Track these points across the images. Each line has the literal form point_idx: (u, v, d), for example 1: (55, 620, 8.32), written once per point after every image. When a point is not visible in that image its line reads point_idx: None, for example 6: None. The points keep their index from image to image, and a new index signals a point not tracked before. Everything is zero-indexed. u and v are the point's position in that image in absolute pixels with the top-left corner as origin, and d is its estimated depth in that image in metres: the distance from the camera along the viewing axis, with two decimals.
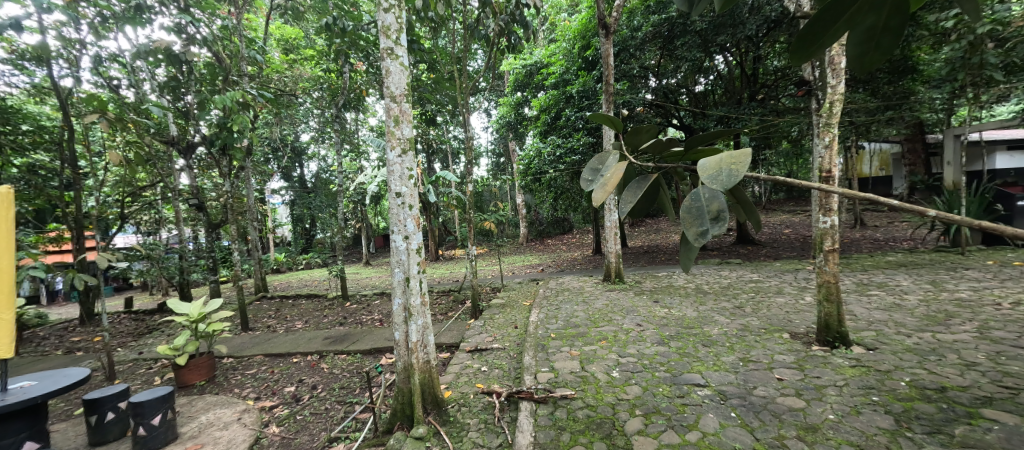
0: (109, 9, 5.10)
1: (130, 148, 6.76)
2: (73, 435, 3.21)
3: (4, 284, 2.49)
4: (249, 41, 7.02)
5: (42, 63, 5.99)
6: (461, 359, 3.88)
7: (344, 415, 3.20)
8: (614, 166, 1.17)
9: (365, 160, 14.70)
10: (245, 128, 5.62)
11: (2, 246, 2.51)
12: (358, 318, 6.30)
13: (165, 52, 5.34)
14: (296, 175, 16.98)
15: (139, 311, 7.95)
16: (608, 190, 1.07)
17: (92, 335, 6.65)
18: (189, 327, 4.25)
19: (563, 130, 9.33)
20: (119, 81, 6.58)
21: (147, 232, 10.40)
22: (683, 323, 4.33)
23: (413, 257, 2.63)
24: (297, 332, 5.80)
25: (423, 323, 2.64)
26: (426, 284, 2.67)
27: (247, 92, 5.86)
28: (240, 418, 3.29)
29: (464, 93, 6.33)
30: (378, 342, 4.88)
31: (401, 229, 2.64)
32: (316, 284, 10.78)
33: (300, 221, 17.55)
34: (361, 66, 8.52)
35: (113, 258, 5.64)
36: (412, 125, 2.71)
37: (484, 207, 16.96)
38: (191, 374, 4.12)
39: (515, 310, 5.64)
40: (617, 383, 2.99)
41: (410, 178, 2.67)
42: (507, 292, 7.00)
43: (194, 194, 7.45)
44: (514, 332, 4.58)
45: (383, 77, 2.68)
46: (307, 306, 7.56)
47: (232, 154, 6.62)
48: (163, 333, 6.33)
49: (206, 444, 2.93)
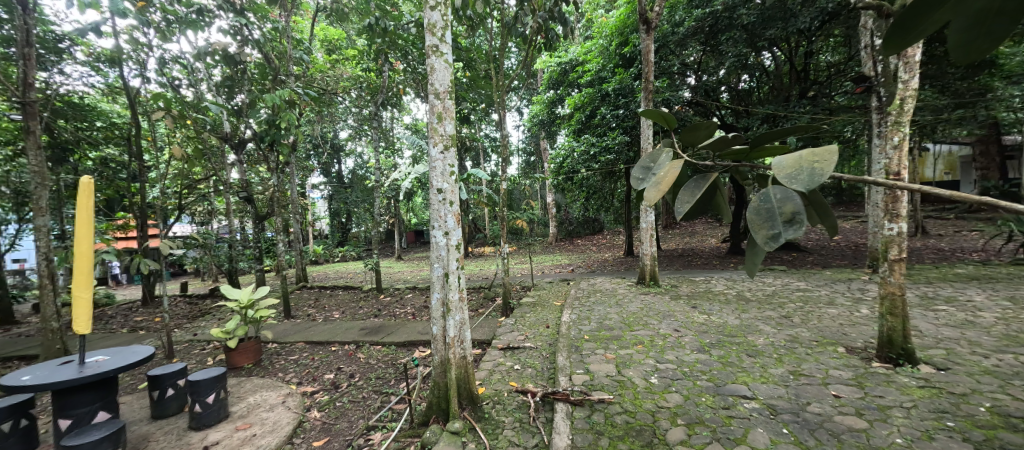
0: (174, 14, 5.50)
1: (190, 143, 7.28)
2: (138, 408, 3.48)
3: (82, 265, 2.72)
4: (296, 43, 7.42)
5: (115, 65, 6.51)
6: (493, 356, 3.89)
7: (380, 405, 3.31)
8: (668, 165, 1.14)
9: (399, 158, 15.05)
10: (292, 125, 5.91)
11: (82, 230, 2.73)
12: (392, 311, 6.47)
13: (223, 54, 5.75)
14: (334, 170, 17.76)
15: (193, 295, 8.56)
16: (662, 190, 1.04)
17: (152, 316, 7.21)
18: (239, 313, 4.51)
19: (598, 129, 9.21)
20: (180, 81, 7.04)
21: (201, 221, 11.13)
22: (724, 330, 4.14)
23: (453, 252, 2.66)
24: (335, 322, 6.04)
25: (460, 319, 2.67)
26: (464, 280, 2.69)
27: (294, 91, 6.14)
28: (285, 402, 3.45)
29: (500, 92, 6.36)
30: (411, 335, 4.99)
31: (441, 224, 2.67)
32: (352, 276, 11.23)
33: (337, 215, 18.26)
34: (399, 65, 8.72)
35: (172, 245, 6.08)
36: (454, 122, 2.73)
37: (514, 205, 17.08)
38: (240, 357, 4.37)
39: (546, 309, 5.59)
40: (656, 390, 2.90)
41: (451, 174, 2.69)
42: (538, 291, 6.96)
43: (243, 188, 7.90)
44: (545, 332, 4.54)
45: (428, 74, 2.72)
46: (343, 297, 7.88)
47: (279, 149, 6.95)
48: (214, 317, 6.76)
49: (255, 424, 3.09)
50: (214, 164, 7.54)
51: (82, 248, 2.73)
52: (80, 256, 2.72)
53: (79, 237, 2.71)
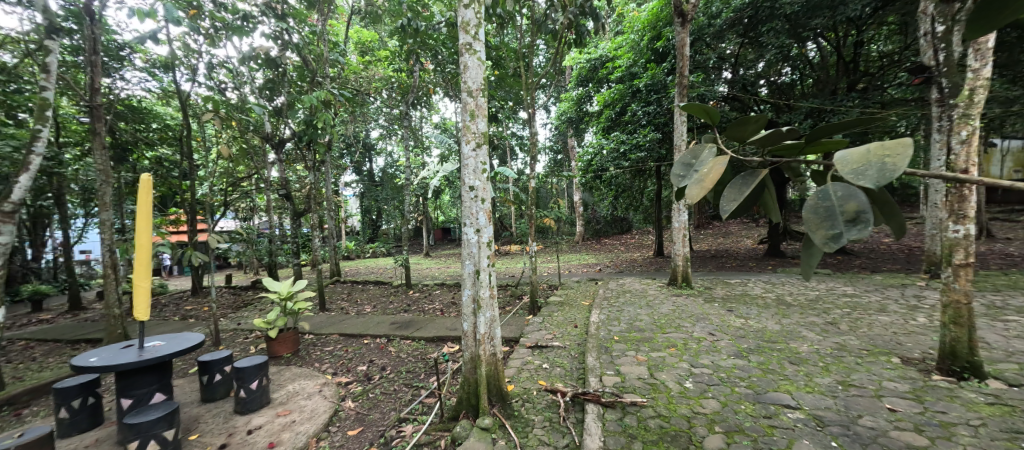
0: (222, 21, 5.82)
1: (235, 143, 7.70)
2: (190, 391, 3.72)
3: (142, 257, 2.93)
4: (332, 45, 7.69)
5: (169, 70, 6.96)
6: (522, 354, 3.89)
7: (411, 398, 3.39)
8: (711, 161, 1.08)
9: (428, 156, 15.30)
10: (328, 124, 6.12)
11: (141, 224, 2.94)
12: (421, 307, 6.60)
13: (266, 57, 6.02)
14: (365, 169, 18.30)
15: (236, 287, 9.06)
16: (706, 187, 1.00)
17: (200, 305, 7.68)
18: (279, 304, 4.73)
19: (628, 126, 9.01)
20: (226, 84, 7.45)
21: (243, 217, 11.75)
22: (763, 335, 3.95)
23: (484, 249, 2.68)
24: (367, 316, 6.23)
25: (491, 316, 2.68)
26: (495, 277, 2.70)
27: (330, 92, 6.37)
28: (321, 391, 3.59)
29: (529, 90, 6.32)
30: (440, 331, 5.07)
31: (473, 222, 2.69)
32: (382, 272, 11.52)
33: (368, 212, 18.80)
34: (429, 65, 8.86)
35: (219, 239, 6.46)
36: (486, 120, 2.74)
37: (541, 204, 17.01)
38: (279, 347, 4.58)
39: (574, 309, 5.52)
40: (691, 395, 2.81)
41: (483, 171, 2.70)
42: (565, 290, 6.90)
43: (282, 186, 8.27)
44: (573, 331, 4.49)
45: (461, 72, 2.74)
46: (374, 292, 8.11)
47: (316, 148, 7.22)
48: (256, 308, 7.12)
49: (294, 411, 3.23)
50: (257, 163, 7.93)
51: (142, 240, 2.94)
52: (140, 248, 2.93)
53: (139, 231, 2.92)
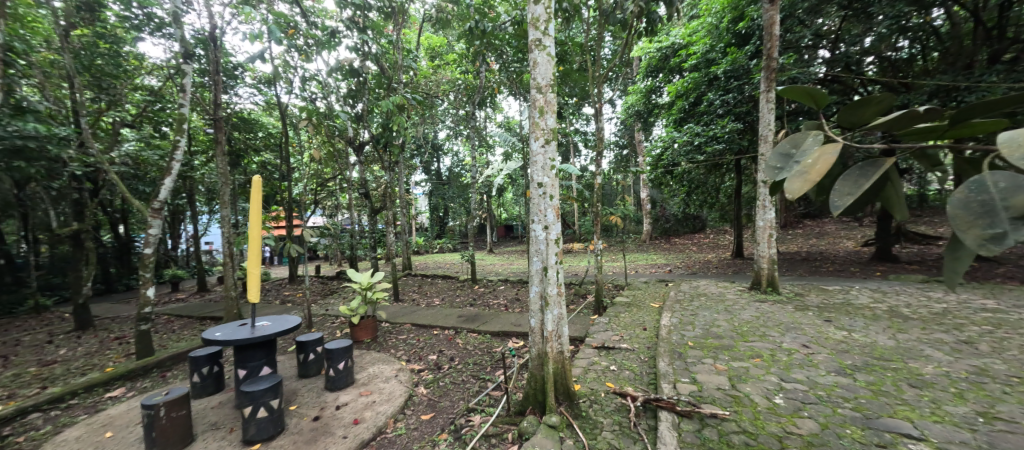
0: (314, 37, 6.48)
1: (323, 147, 8.55)
2: (289, 367, 4.22)
3: (254, 248, 3.36)
4: (405, 52, 8.16)
5: (271, 85, 7.92)
6: (588, 354, 3.82)
7: (479, 389, 3.50)
8: (817, 150, 0.96)
9: (492, 155, 15.63)
10: (403, 127, 6.53)
11: (253, 219, 3.38)
12: (486, 302, 6.78)
13: (349, 68, 6.58)
14: (434, 168, 19.23)
15: (324, 277, 10.07)
16: (810, 179, 0.88)
17: (295, 292, 8.66)
18: (361, 294, 5.17)
19: (704, 117, 8.36)
20: (316, 95, 8.29)
21: (329, 214, 13.02)
22: (871, 351, 3.44)
23: (552, 247, 2.66)
24: (436, 308, 6.55)
25: (558, 314, 2.66)
26: (562, 275, 2.67)
27: (404, 96, 6.77)
28: (397, 375, 3.86)
29: (595, 84, 6.14)
30: (505, 326, 5.16)
31: (541, 219, 2.69)
32: (449, 266, 12.04)
33: (436, 210, 19.76)
34: (495, 65, 9.01)
35: (311, 233, 7.23)
36: (556, 115, 2.72)
37: (605, 201, 16.51)
38: (361, 332, 5.01)
39: (643, 311, 5.28)
40: (781, 412, 2.54)
41: (551, 168, 2.69)
42: (632, 291, 6.62)
43: (361, 186, 9.00)
44: (642, 334, 4.30)
45: (531, 69, 2.75)
46: (442, 286, 8.50)
47: (391, 150, 7.74)
48: (340, 296, 7.85)
49: (375, 392, 3.51)
50: (341, 165, 8.74)
51: (254, 234, 3.38)
52: (253, 241, 3.37)
53: (252, 226, 3.35)
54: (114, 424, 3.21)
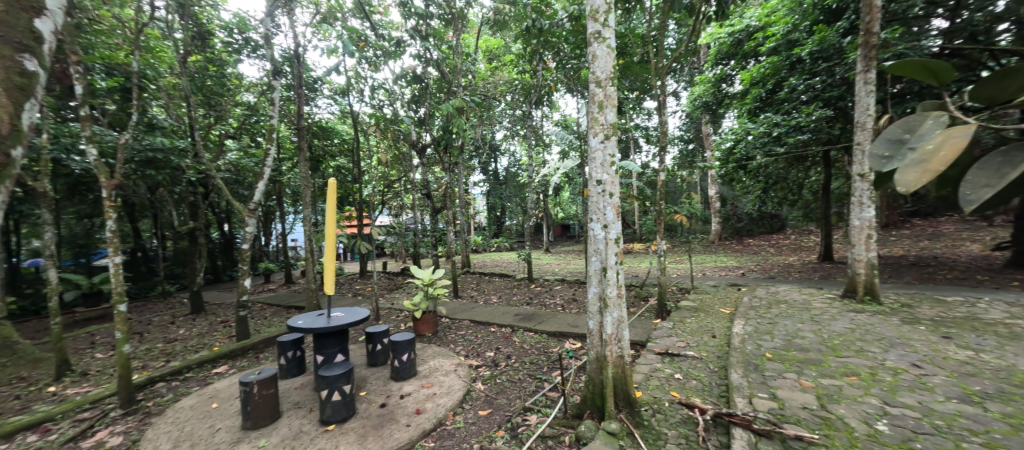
0: (382, 48, 6.92)
1: (390, 151, 9.10)
2: (360, 355, 4.54)
3: (330, 245, 3.66)
4: (464, 56, 8.41)
5: (345, 95, 8.60)
6: (650, 360, 3.63)
7: (535, 389, 3.48)
8: (938, 135, 0.78)
9: (549, 154, 15.55)
10: (462, 129, 6.72)
11: (330, 218, 3.68)
12: (542, 301, 6.75)
13: (413, 75, 6.92)
14: (491, 169, 19.62)
15: (390, 272, 10.72)
16: (930, 167, 0.72)
17: (365, 286, 9.33)
18: (423, 289, 5.42)
19: (784, 105, 7.56)
20: (384, 102, 8.85)
21: (395, 214, 13.84)
22: (1009, 377, 2.84)
23: (611, 246, 2.55)
24: (494, 305, 6.66)
25: (618, 316, 2.55)
26: (623, 276, 2.56)
27: (464, 99, 6.97)
28: (456, 370, 3.97)
29: (658, 75, 5.82)
30: (562, 326, 5.09)
31: (600, 217, 2.60)
32: (506, 265, 12.20)
33: (493, 209, 20.14)
34: (551, 63, 8.93)
35: (379, 231, 7.73)
36: (616, 109, 2.61)
37: (669, 199, 15.63)
38: (423, 326, 5.24)
39: (711, 317, 4.91)
40: (885, 441, 2.19)
41: (611, 164, 2.59)
42: (699, 295, 6.19)
43: (423, 187, 9.44)
44: (711, 342, 3.99)
45: (589, 63, 2.68)
46: (499, 284, 8.62)
47: (451, 151, 8.01)
48: (405, 291, 8.29)
49: (435, 384, 3.65)
50: (406, 167, 9.24)
51: (330, 231, 3.68)
52: (329, 238, 3.67)
53: (328, 224, 3.65)
54: (218, 396, 3.69)
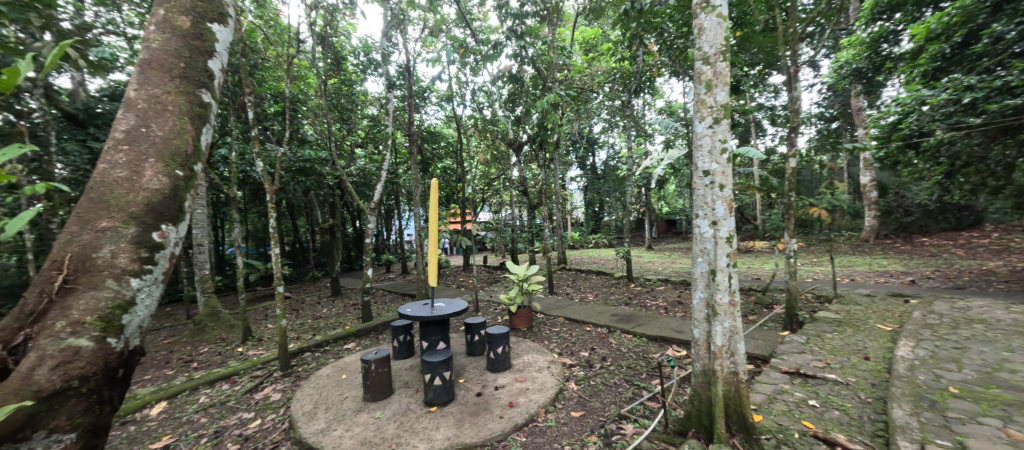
0: (480, 53, 7.23)
1: (489, 150, 9.54)
2: (461, 344, 4.84)
3: (433, 240, 3.95)
4: (560, 50, 8.30)
5: (449, 100, 9.25)
6: (774, 379, 3.11)
7: (632, 397, 3.29)
8: None
9: (651, 144, 14.52)
10: (557, 124, 6.65)
11: (432, 215, 3.95)
12: (643, 302, 6.34)
13: (509, 74, 7.10)
14: (589, 163, 19.18)
15: (490, 266, 11.27)
16: None
17: (468, 279, 9.96)
18: (518, 284, 5.55)
19: (980, 61, 5.73)
20: (483, 104, 9.28)
21: (495, 211, 14.43)
22: None
23: (722, 246, 2.27)
24: (590, 304, 6.49)
25: (730, 327, 2.27)
26: (737, 281, 2.25)
27: (559, 94, 6.88)
28: (549, 367, 3.95)
29: (788, 43, 4.93)
30: (664, 331, 4.70)
31: (709, 213, 2.33)
32: (604, 262, 11.82)
33: (591, 205, 19.70)
34: (654, 45, 8.26)
35: (479, 227, 8.15)
36: (728, 88, 2.29)
37: (803, 190, 13.26)
38: (518, 320, 5.35)
39: (861, 333, 4.00)
40: None
41: (722, 152, 2.29)
42: (845, 306, 5.10)
43: (520, 184, 9.63)
44: (861, 364, 3.24)
45: (695, 37, 2.41)
46: (596, 282, 8.38)
47: (546, 147, 8.01)
48: (503, 285, 8.62)
49: (528, 379, 3.68)
50: (504, 166, 9.55)
51: (432, 227, 3.97)
52: (432, 233, 3.96)
53: (431, 220, 3.93)
54: (347, 369, 4.31)
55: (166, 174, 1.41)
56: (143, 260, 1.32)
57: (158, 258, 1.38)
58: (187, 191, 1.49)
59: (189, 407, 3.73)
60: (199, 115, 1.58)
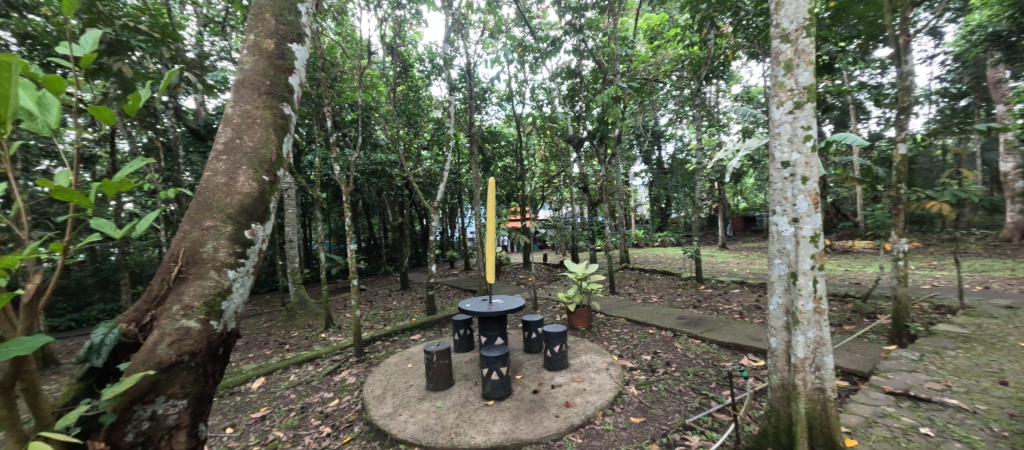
0: (539, 50, 7.20)
1: (548, 147, 9.50)
2: (518, 341, 4.89)
3: (490, 237, 4.02)
4: (622, 41, 7.98)
5: (509, 99, 9.37)
6: (873, 401, 2.70)
7: (699, 407, 3.08)
8: None
9: (726, 135, 13.39)
10: (618, 118, 6.41)
11: (489, 213, 4.01)
12: (714, 305, 5.89)
13: (568, 69, 7.00)
14: (655, 157, 18.24)
15: (550, 264, 11.25)
16: None
17: (528, 276, 10.05)
18: (576, 283, 5.47)
19: None
20: (542, 101, 9.25)
21: (555, 208, 14.32)
22: None
23: (805, 247, 2.11)
24: (654, 305, 6.18)
25: (816, 337, 2.09)
26: (822, 285, 2.08)
27: (621, 86, 6.62)
28: (608, 369, 3.83)
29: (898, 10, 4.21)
30: (738, 337, 4.31)
31: (789, 209, 2.19)
32: (671, 262, 11.18)
33: (657, 201, 18.74)
34: (728, 27, 7.59)
35: (538, 225, 8.16)
36: (812, 68, 2.13)
37: (917, 180, 11.33)
38: (577, 320, 5.26)
39: (996, 353, 3.32)
40: None
41: (805, 139, 2.14)
42: (973, 318, 4.27)
43: (580, 181, 9.43)
44: (995, 391, 2.69)
45: (774, 12, 2.27)
46: (661, 282, 7.96)
47: (607, 143, 7.77)
48: (562, 283, 8.55)
49: (586, 380, 3.60)
50: (564, 163, 9.44)
51: (490, 225, 4.03)
52: (489, 231, 4.02)
53: (489, 218, 3.99)
54: (412, 358, 4.57)
55: (255, 180, 1.60)
56: (237, 255, 1.52)
57: (249, 253, 1.57)
58: (272, 194, 1.67)
59: (281, 384, 4.23)
60: (281, 126, 1.77)
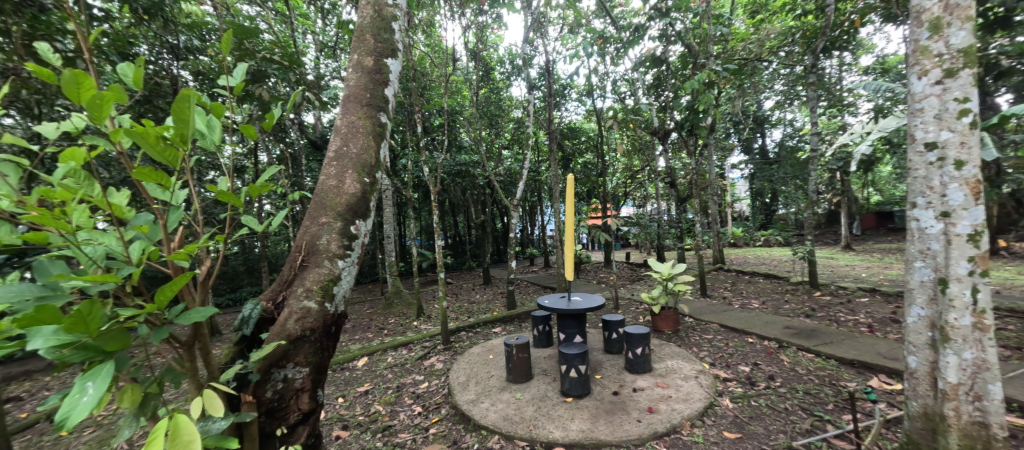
0: (621, 40, 6.89)
1: (631, 141, 9.06)
2: (598, 340, 4.78)
3: (569, 235, 3.99)
4: (717, 19, 7.23)
5: (589, 94, 9.15)
6: None
7: (810, 430, 2.69)
8: None
9: (851, 115, 11.36)
10: (711, 105, 5.84)
11: (568, 210, 3.97)
12: (833, 315, 5.07)
13: (652, 58, 6.58)
14: (757, 146, 16.23)
15: (633, 263, 10.76)
16: None
17: (609, 275, 9.75)
18: (662, 283, 5.16)
19: None
20: (625, 93, 8.85)
21: (639, 205, 13.61)
22: None
23: (961, 249, 1.86)
24: (754, 311, 5.54)
25: (975, 359, 1.83)
26: (986, 296, 1.82)
27: (714, 71, 6.01)
28: (698, 377, 3.54)
29: None
30: (864, 354, 3.67)
31: (937, 198, 1.93)
32: (777, 263, 9.89)
33: (761, 195, 16.68)
34: None
35: (620, 223, 7.85)
36: (973, 25, 1.86)
37: None
38: (662, 322, 4.94)
39: None
40: None
41: (963, 112, 1.87)
42: None
43: (668, 175, 8.81)
44: None
45: None
46: (764, 286, 7.10)
47: (698, 133, 7.13)
48: (646, 284, 8.11)
49: (672, 387, 3.39)
50: (648, 156, 8.92)
51: (569, 222, 4.00)
52: (568, 228, 3.99)
53: (568, 215, 3.96)
54: (493, 350, 4.76)
55: (358, 182, 1.82)
56: (345, 247, 1.74)
57: (354, 245, 1.79)
58: (372, 194, 1.88)
59: (382, 364, 4.74)
60: (378, 133, 1.98)
